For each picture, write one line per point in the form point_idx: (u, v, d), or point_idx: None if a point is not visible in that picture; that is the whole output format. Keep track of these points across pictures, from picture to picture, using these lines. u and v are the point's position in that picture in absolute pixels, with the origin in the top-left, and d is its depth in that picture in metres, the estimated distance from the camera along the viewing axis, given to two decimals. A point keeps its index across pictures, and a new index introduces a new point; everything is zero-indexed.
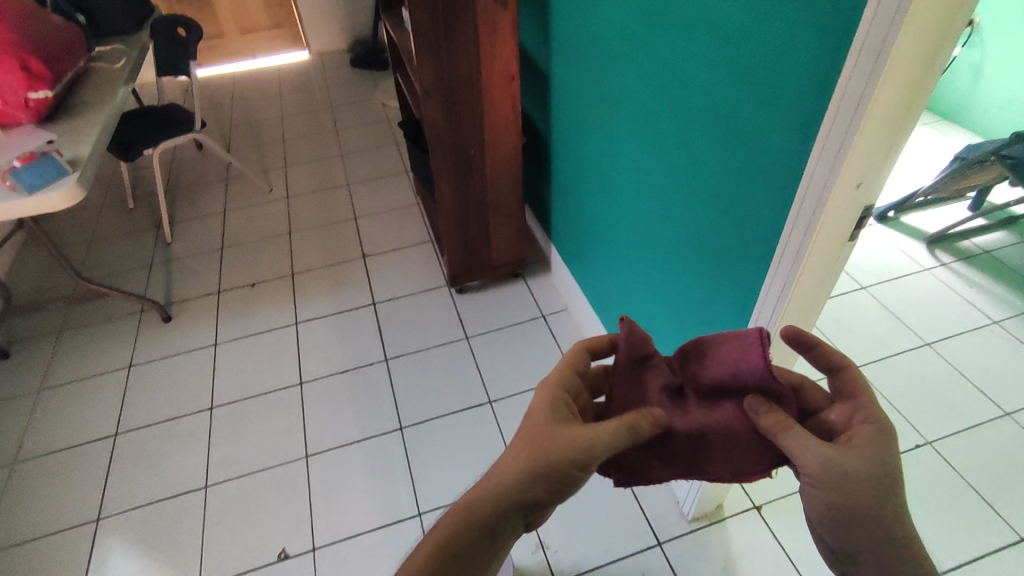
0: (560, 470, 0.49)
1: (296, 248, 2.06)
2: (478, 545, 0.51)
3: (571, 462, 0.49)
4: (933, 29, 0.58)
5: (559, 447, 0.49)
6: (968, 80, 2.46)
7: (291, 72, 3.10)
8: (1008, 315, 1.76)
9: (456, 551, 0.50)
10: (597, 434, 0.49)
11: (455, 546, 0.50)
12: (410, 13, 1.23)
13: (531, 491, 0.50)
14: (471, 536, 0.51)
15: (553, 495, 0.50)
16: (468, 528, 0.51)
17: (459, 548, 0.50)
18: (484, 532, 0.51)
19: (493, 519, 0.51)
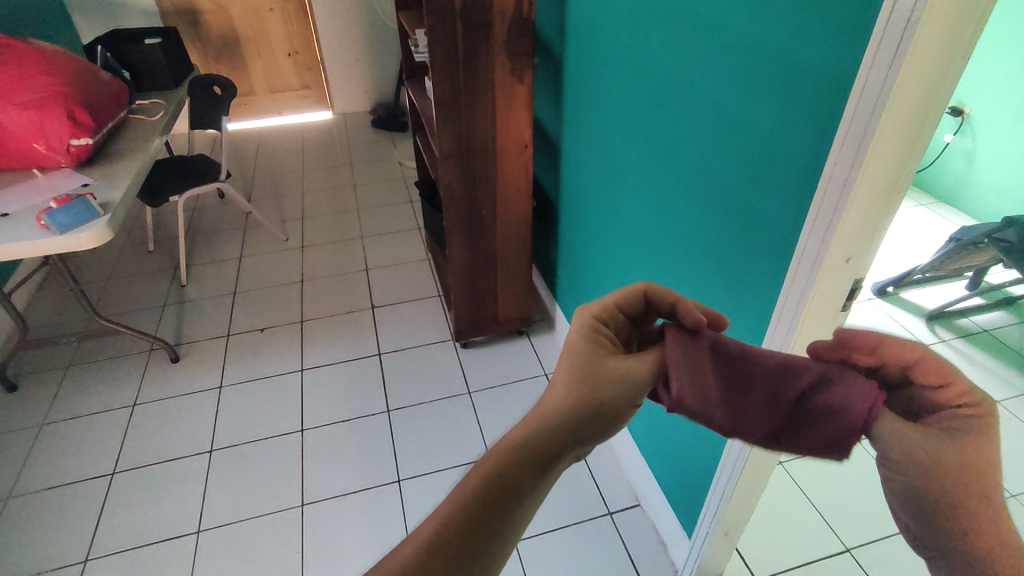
0: (617, 403, 0.49)
1: (307, 296, 2.11)
2: (534, 476, 0.46)
3: (626, 398, 0.49)
4: (915, 110, 0.58)
5: (615, 380, 0.49)
6: (962, 165, 2.49)
7: (316, 130, 3.26)
8: (1010, 395, 1.71)
9: (509, 485, 0.45)
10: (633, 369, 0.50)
11: (507, 479, 0.46)
12: (434, 85, 1.29)
13: (588, 425, 0.48)
14: (530, 467, 0.46)
15: (600, 431, 0.49)
16: (523, 458, 0.46)
17: (511, 483, 0.46)
18: (537, 463, 0.47)
19: (549, 448, 0.47)
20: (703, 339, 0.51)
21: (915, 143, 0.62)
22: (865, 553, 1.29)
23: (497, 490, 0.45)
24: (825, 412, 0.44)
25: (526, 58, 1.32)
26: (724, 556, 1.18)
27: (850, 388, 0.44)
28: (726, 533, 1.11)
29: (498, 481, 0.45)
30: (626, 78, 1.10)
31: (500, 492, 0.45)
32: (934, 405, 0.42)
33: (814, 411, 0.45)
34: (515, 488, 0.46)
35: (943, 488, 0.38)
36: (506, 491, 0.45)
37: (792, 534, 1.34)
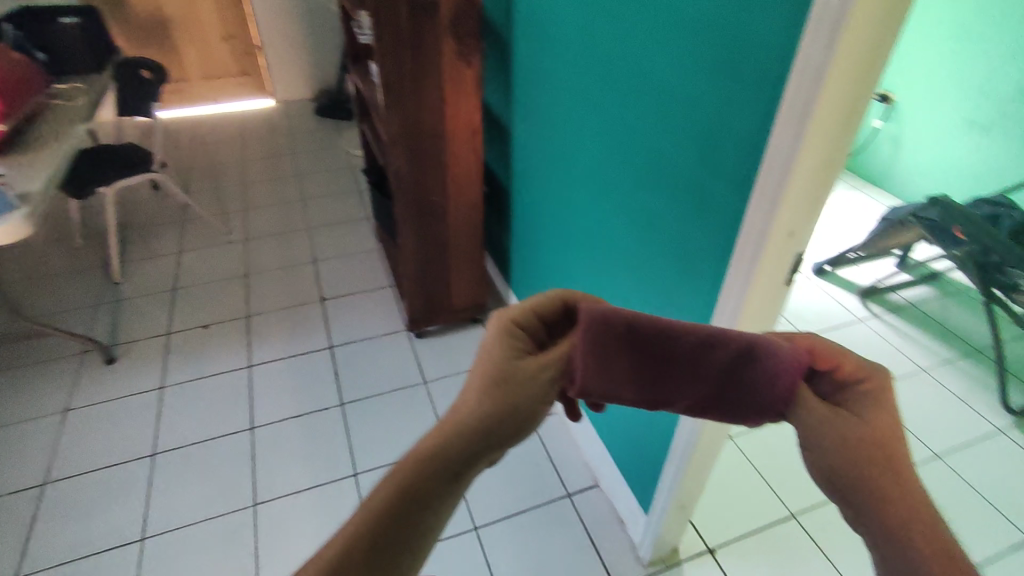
0: (532, 403, 0.47)
1: (253, 290, 2.04)
2: (446, 485, 0.41)
3: (540, 397, 0.47)
4: (849, 87, 0.61)
5: (531, 380, 0.47)
6: (889, 150, 2.63)
7: (256, 119, 3.13)
8: (934, 363, 1.83)
9: (416, 494, 0.40)
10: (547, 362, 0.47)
11: (415, 487, 0.40)
12: (380, 69, 1.26)
13: (504, 426, 0.45)
14: (441, 475, 0.41)
15: (514, 435, 0.46)
16: (434, 464, 0.41)
17: (419, 493, 0.40)
18: (449, 473, 0.42)
19: (462, 453, 0.43)
20: (616, 325, 0.46)
21: (850, 119, 0.65)
22: (809, 517, 1.36)
23: (403, 503, 0.39)
24: (751, 382, 0.46)
25: (474, 42, 1.30)
26: (679, 528, 1.21)
27: (775, 364, 0.45)
28: (681, 505, 1.14)
29: (402, 491, 0.39)
30: (574, 61, 1.10)
31: (407, 504, 0.39)
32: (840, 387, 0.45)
33: (737, 385, 0.46)
34: (425, 497, 0.40)
35: (857, 459, 0.41)
36: (414, 502, 0.40)
37: (742, 504, 1.40)
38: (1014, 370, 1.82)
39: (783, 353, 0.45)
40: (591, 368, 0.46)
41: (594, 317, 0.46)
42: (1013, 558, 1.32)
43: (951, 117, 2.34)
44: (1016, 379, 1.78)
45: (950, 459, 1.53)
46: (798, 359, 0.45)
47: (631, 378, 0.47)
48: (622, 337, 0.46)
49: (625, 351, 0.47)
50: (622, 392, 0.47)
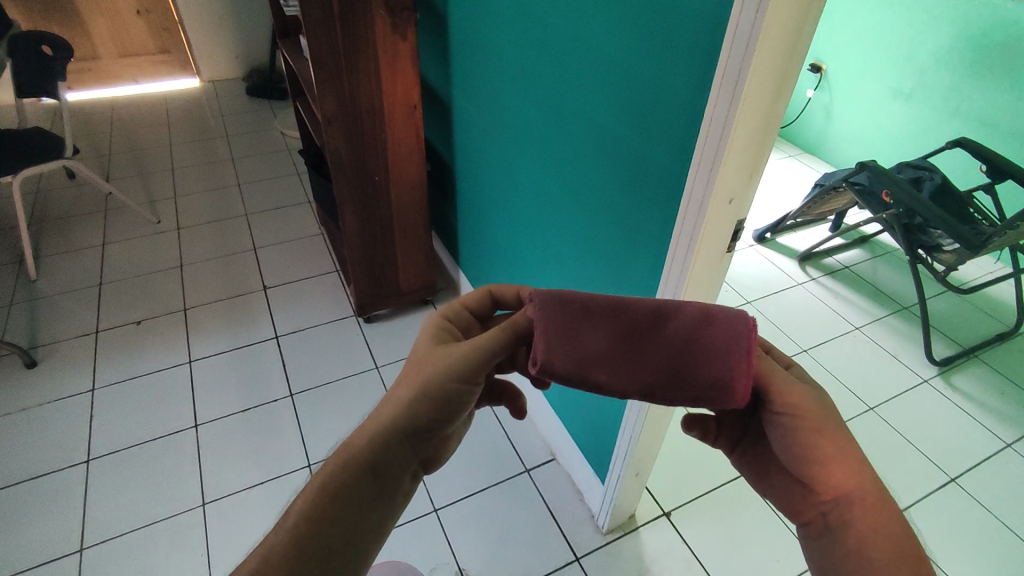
0: (452, 382, 0.52)
1: (187, 282, 1.93)
2: (364, 479, 0.52)
3: (457, 377, 0.52)
4: (782, 51, 0.61)
5: (448, 361, 0.52)
6: (822, 119, 2.72)
7: (182, 100, 2.95)
8: (867, 322, 1.93)
9: (336, 492, 0.51)
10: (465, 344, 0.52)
11: (334, 487, 0.51)
12: (308, 42, 1.19)
13: (422, 412, 0.52)
14: (358, 472, 0.51)
15: (438, 418, 0.52)
16: (350, 463, 0.51)
17: (340, 489, 0.51)
18: (367, 470, 0.52)
19: (378, 448, 0.52)
20: (571, 301, 0.49)
21: (783, 85, 0.65)
22: None
23: (323, 501, 0.50)
24: (714, 341, 0.47)
25: (408, 13, 1.24)
26: (635, 495, 1.24)
27: (730, 318, 0.48)
28: (636, 473, 1.16)
29: (318, 494, 0.50)
30: (512, 31, 1.07)
31: (327, 501, 0.50)
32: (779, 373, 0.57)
33: (704, 346, 0.47)
34: (342, 493, 0.51)
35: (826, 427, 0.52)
36: (333, 499, 0.50)
37: (694, 467, 1.45)
38: (938, 325, 1.93)
39: (732, 311, 0.48)
40: (554, 339, 0.47)
41: (551, 296, 0.50)
42: (939, 499, 1.41)
43: (879, 83, 2.43)
44: (939, 333, 1.90)
45: (882, 410, 1.63)
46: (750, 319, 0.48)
47: (597, 354, 0.47)
48: (579, 310, 0.49)
49: (587, 326, 0.48)
50: (596, 369, 0.47)
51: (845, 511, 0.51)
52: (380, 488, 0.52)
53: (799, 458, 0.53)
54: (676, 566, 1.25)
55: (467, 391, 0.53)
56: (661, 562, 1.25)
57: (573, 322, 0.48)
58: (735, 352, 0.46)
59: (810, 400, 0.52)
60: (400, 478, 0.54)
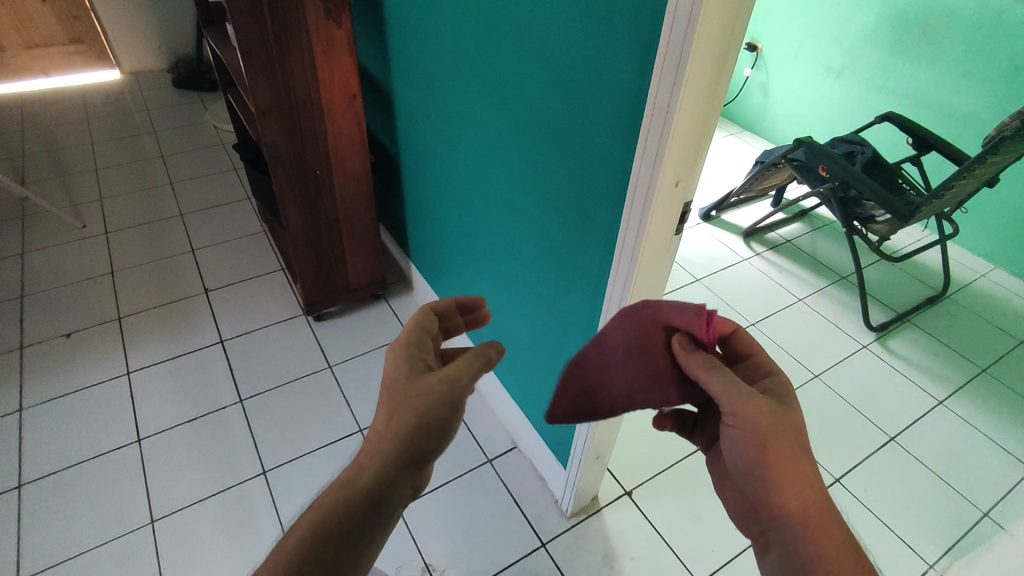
0: (438, 411, 0.54)
1: (121, 289, 1.82)
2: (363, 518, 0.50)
3: (441, 402, 0.54)
4: (720, 34, 0.61)
5: (429, 393, 0.54)
6: (760, 97, 2.80)
7: (102, 95, 2.76)
8: (809, 293, 2.00)
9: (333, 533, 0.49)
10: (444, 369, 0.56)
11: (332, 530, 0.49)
12: (235, 31, 1.12)
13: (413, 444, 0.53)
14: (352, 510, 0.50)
15: (430, 448, 0.55)
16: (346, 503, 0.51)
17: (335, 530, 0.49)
18: (367, 501, 0.51)
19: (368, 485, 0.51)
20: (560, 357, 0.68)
21: (724, 64, 0.64)
22: None
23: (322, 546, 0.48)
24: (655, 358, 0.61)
25: None
26: (597, 478, 1.25)
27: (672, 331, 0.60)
28: (597, 456, 1.18)
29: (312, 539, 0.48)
30: (450, 17, 1.04)
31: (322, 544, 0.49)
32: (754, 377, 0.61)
33: (648, 364, 0.61)
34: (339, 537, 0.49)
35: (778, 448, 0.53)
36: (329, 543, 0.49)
37: (653, 444, 1.48)
38: (874, 293, 2.03)
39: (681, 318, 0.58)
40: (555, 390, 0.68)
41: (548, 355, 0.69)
42: (881, 457, 1.49)
43: (811, 61, 2.51)
44: (875, 300, 2.00)
45: (826, 377, 1.70)
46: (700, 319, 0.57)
47: (583, 389, 0.66)
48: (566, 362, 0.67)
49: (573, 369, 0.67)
50: (585, 403, 0.66)
51: (782, 535, 0.53)
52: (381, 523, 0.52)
53: (754, 475, 0.54)
54: (640, 544, 1.28)
55: (451, 417, 0.55)
56: (625, 540, 1.28)
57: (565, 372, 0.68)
58: (689, 359, 0.58)
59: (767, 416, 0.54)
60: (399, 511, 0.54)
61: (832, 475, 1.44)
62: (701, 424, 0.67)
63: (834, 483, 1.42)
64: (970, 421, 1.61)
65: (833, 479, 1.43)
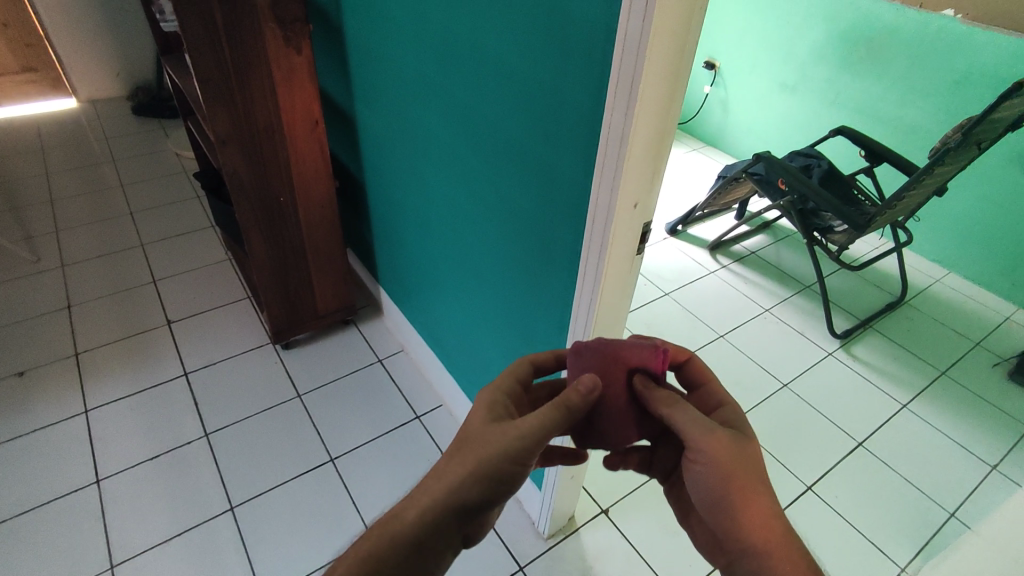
0: (503, 464, 0.54)
1: (78, 323, 1.76)
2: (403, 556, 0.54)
3: (510, 457, 0.54)
4: (669, 60, 0.63)
5: (498, 443, 0.54)
6: (720, 114, 2.87)
7: (59, 124, 2.69)
8: (775, 303, 2.05)
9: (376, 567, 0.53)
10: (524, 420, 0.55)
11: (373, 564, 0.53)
12: (192, 60, 1.11)
13: (472, 494, 0.54)
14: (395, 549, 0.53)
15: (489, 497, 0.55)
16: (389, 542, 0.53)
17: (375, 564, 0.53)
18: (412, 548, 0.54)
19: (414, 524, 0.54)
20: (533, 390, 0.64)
21: (675, 88, 0.66)
22: None
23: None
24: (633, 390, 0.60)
25: (300, 24, 1.19)
26: (572, 498, 1.25)
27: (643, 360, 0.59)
28: (571, 476, 1.17)
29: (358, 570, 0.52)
30: (410, 44, 1.05)
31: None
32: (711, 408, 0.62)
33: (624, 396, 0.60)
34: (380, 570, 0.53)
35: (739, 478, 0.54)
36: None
37: None
38: (836, 301, 2.09)
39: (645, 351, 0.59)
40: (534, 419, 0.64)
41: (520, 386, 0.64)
42: (851, 463, 1.52)
43: (767, 78, 2.59)
44: (838, 308, 2.05)
45: (794, 385, 1.73)
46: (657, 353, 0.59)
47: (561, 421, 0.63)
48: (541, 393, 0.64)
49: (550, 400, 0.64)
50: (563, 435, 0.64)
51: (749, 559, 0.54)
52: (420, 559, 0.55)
53: (720, 509, 0.55)
54: (618, 563, 1.27)
55: (518, 472, 0.55)
56: (603, 560, 1.27)
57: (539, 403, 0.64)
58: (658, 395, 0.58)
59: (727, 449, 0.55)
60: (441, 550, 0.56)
61: (804, 483, 1.46)
62: (657, 457, 0.67)
63: (806, 491, 1.44)
64: (932, 423, 1.66)
65: (805, 487, 1.45)
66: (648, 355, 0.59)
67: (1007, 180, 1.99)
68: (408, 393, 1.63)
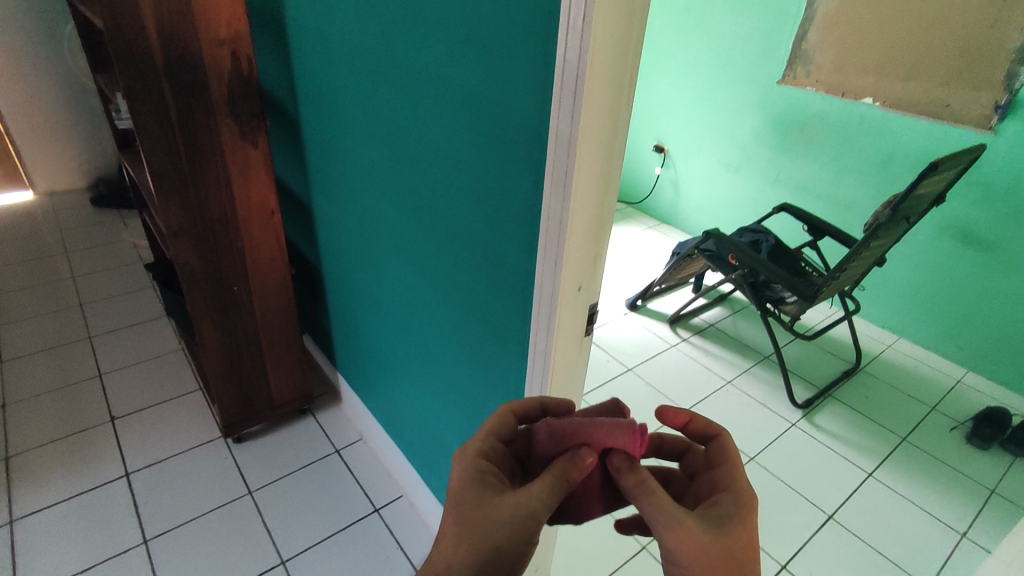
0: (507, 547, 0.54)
1: (12, 424, 1.65)
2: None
3: (516, 540, 0.54)
4: (599, 154, 0.67)
5: (502, 522, 0.54)
6: (671, 193, 3.02)
7: (12, 216, 2.65)
8: (737, 375, 2.07)
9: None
10: (524, 496, 0.55)
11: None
12: (145, 156, 1.13)
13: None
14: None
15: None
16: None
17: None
18: None
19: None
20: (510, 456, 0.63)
21: (608, 179, 0.70)
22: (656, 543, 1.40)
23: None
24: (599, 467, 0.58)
25: (256, 121, 1.23)
26: None
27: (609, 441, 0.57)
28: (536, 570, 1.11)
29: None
30: (363, 138, 1.09)
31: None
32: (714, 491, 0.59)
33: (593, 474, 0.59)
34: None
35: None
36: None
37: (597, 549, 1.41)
38: (795, 370, 2.12)
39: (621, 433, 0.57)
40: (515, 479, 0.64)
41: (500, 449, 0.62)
42: (824, 538, 1.49)
43: (712, 160, 2.76)
44: (797, 377, 2.09)
45: (761, 458, 1.72)
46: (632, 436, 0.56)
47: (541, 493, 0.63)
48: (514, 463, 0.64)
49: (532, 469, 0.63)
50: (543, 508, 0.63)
51: None
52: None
53: None
54: None
55: (526, 550, 0.55)
56: None
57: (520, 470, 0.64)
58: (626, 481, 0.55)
59: (703, 549, 0.52)
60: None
61: (779, 563, 1.41)
62: None
63: (781, 571, 1.39)
64: (901, 493, 1.65)
65: (780, 567, 1.40)
66: (626, 438, 0.56)
67: (941, 251, 2.10)
68: (367, 485, 1.55)
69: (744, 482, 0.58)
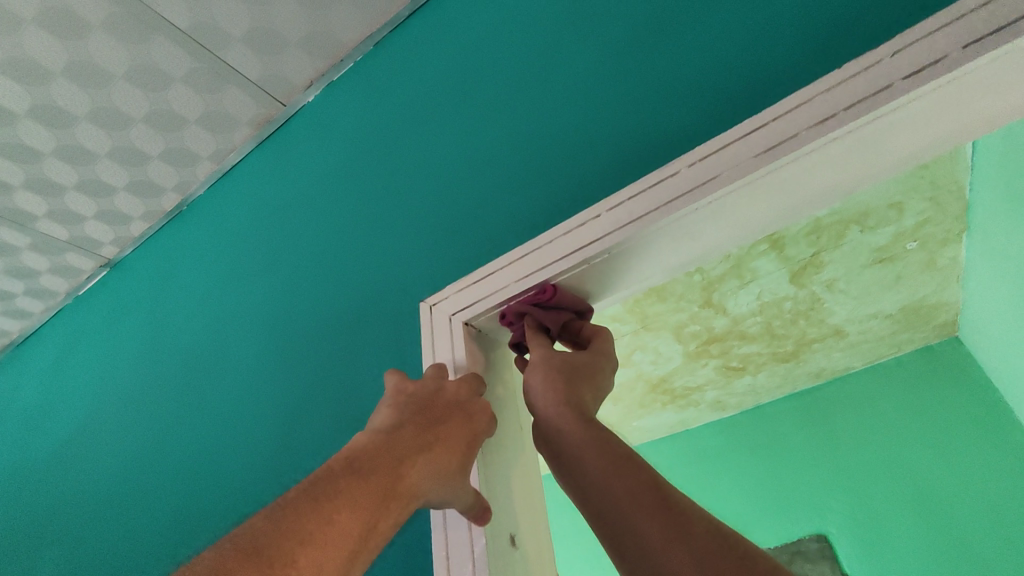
0: (424, 482, 0.47)
1: None
2: (379, 455, 0.46)
3: (429, 480, 0.47)
4: None
5: (434, 467, 0.48)
6: None
7: None
8: None
9: (318, 495, 0.41)
10: (450, 462, 0.49)
11: (302, 532, 0.38)
12: None
13: (388, 515, 0.43)
14: (352, 523, 0.40)
15: (385, 509, 0.43)
16: (339, 532, 0.39)
17: (320, 516, 0.39)
18: (299, 513, 0.39)
19: (370, 552, 0.41)
20: (466, 422, 0.53)
21: None
22: None
23: (256, 555, 0.36)
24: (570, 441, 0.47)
25: None
26: None
27: (567, 432, 0.48)
28: None
29: None
30: None
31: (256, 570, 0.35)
32: (601, 472, 0.43)
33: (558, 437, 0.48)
34: (324, 489, 0.41)
35: None
36: (261, 549, 0.36)
37: None
38: None
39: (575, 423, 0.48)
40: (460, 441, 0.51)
41: (460, 405, 0.54)
42: None
43: None
44: None
45: None
46: (575, 429, 0.48)
47: (451, 489, 0.49)
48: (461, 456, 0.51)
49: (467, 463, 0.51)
50: (443, 495, 0.49)
51: None
52: (383, 431, 0.49)
53: (599, 492, 0.42)
54: None
55: (422, 483, 0.47)
56: None
57: (460, 435, 0.51)
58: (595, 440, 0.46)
59: (595, 479, 0.43)
60: (407, 423, 0.50)
61: None
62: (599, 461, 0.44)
63: None
64: None
65: None
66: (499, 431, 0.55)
67: None
68: None
69: (593, 465, 0.44)
